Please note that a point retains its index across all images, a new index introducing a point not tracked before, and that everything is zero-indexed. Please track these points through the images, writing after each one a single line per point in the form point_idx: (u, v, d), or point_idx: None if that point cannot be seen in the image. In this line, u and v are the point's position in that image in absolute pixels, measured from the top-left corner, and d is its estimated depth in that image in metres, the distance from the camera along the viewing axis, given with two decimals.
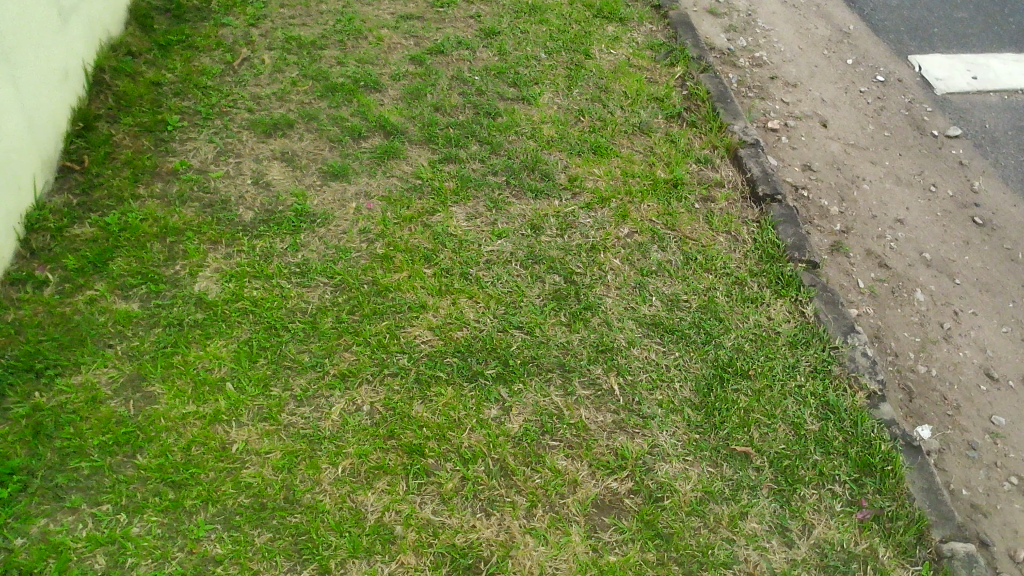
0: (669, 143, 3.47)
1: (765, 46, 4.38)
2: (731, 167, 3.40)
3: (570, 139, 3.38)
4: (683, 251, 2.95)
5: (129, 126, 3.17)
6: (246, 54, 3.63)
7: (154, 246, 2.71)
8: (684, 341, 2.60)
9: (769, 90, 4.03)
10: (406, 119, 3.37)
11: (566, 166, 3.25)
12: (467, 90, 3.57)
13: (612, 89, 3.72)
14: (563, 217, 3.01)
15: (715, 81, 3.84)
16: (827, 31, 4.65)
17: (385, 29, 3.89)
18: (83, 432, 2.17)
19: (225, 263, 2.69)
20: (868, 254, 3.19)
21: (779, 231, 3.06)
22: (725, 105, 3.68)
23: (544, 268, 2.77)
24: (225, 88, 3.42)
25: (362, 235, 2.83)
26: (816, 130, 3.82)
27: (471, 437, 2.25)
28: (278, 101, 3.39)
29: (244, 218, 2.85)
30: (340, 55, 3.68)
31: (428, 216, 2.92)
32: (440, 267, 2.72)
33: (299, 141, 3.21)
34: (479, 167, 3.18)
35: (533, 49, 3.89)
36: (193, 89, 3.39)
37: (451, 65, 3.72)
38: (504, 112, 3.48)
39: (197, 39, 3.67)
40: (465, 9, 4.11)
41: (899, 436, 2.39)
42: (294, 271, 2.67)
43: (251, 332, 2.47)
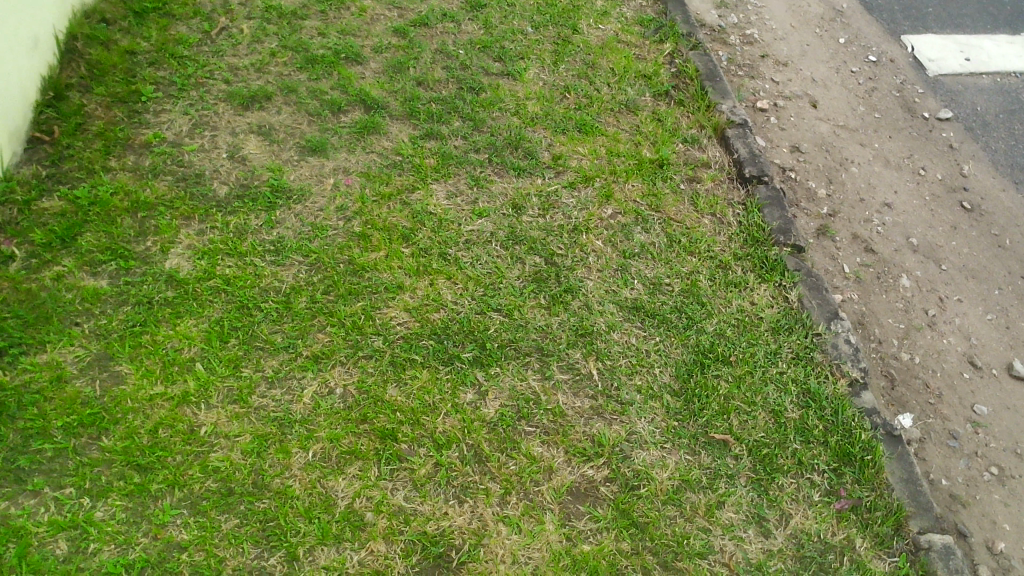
0: (655, 122, 3.41)
1: (756, 23, 4.31)
2: (718, 147, 3.34)
3: (555, 116, 3.31)
4: (667, 234, 2.90)
5: (102, 97, 3.08)
6: (225, 23, 3.53)
7: (125, 221, 2.64)
8: (665, 325, 2.56)
9: (759, 69, 3.96)
10: (387, 94, 3.29)
11: (550, 143, 3.18)
12: (450, 64, 3.49)
13: (600, 65, 3.65)
14: (546, 196, 2.95)
15: (704, 58, 3.77)
16: (820, 9, 4.58)
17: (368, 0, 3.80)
18: (47, 413, 2.11)
19: (198, 239, 2.63)
20: (854, 237, 3.15)
21: (765, 214, 3.01)
22: (713, 84, 3.61)
23: (525, 249, 2.72)
24: (201, 58, 3.33)
25: (339, 212, 2.76)
26: (806, 110, 3.76)
27: (445, 422, 2.21)
28: (256, 72, 3.30)
29: (218, 193, 2.78)
30: (321, 25, 3.59)
31: (408, 194, 2.86)
32: (418, 247, 2.67)
33: (277, 114, 3.13)
34: (461, 143, 3.11)
35: (519, 23, 3.81)
36: (169, 58, 3.30)
37: (435, 38, 3.63)
38: (488, 87, 3.40)
39: (174, 7, 3.57)
40: None
41: (880, 424, 2.36)
42: (269, 249, 2.61)
43: (223, 311, 2.41)
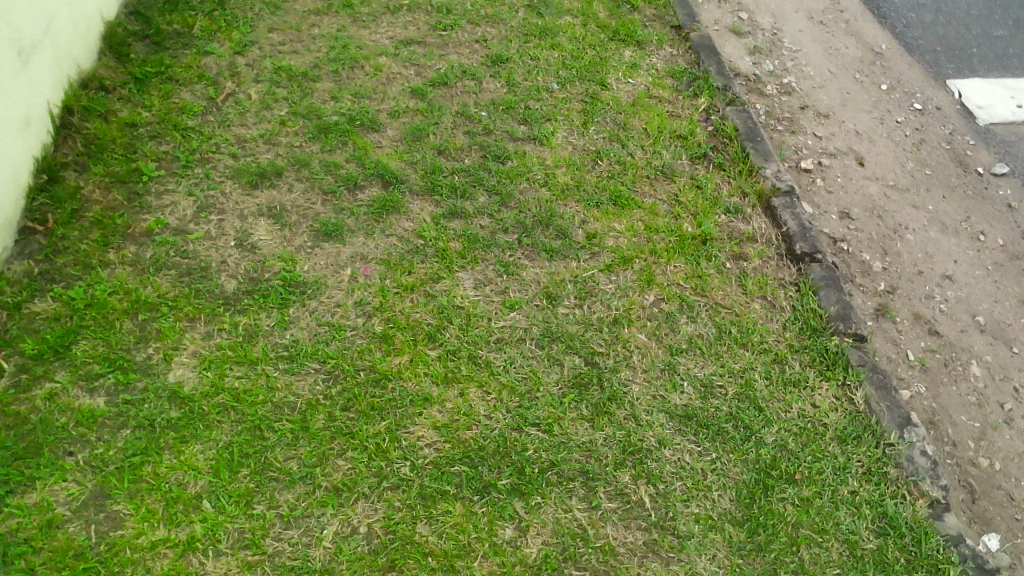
0: (694, 190, 3.17)
1: (793, 70, 4.07)
2: (764, 218, 3.10)
3: (588, 187, 3.08)
4: (716, 323, 2.65)
5: (100, 177, 2.86)
6: (231, 88, 3.32)
7: (124, 325, 2.41)
8: (721, 438, 2.31)
9: (800, 122, 3.72)
10: (406, 165, 3.06)
11: (584, 219, 2.94)
12: (473, 128, 3.26)
13: (632, 125, 3.41)
14: (582, 282, 2.71)
15: (743, 115, 3.52)
16: (858, 51, 4.33)
17: (383, 57, 3.58)
18: (35, 569, 1.88)
19: (204, 345, 2.39)
20: (916, 318, 2.90)
21: (821, 297, 2.76)
22: (754, 144, 3.36)
23: (562, 348, 2.48)
24: (206, 129, 3.10)
25: (358, 308, 2.53)
26: (852, 169, 3.51)
27: (483, 568, 1.97)
28: (266, 144, 3.08)
29: (226, 288, 2.55)
30: (334, 88, 3.37)
31: (432, 284, 2.63)
32: (446, 349, 2.43)
33: (289, 193, 2.90)
34: (487, 222, 2.87)
35: (544, 79, 3.58)
36: (171, 130, 3.07)
37: (455, 99, 3.41)
38: (514, 154, 3.18)
39: (177, 71, 3.37)
40: (470, 32, 3.80)
41: (969, 556, 2.12)
42: (282, 355, 2.37)
43: (232, 434, 2.17)
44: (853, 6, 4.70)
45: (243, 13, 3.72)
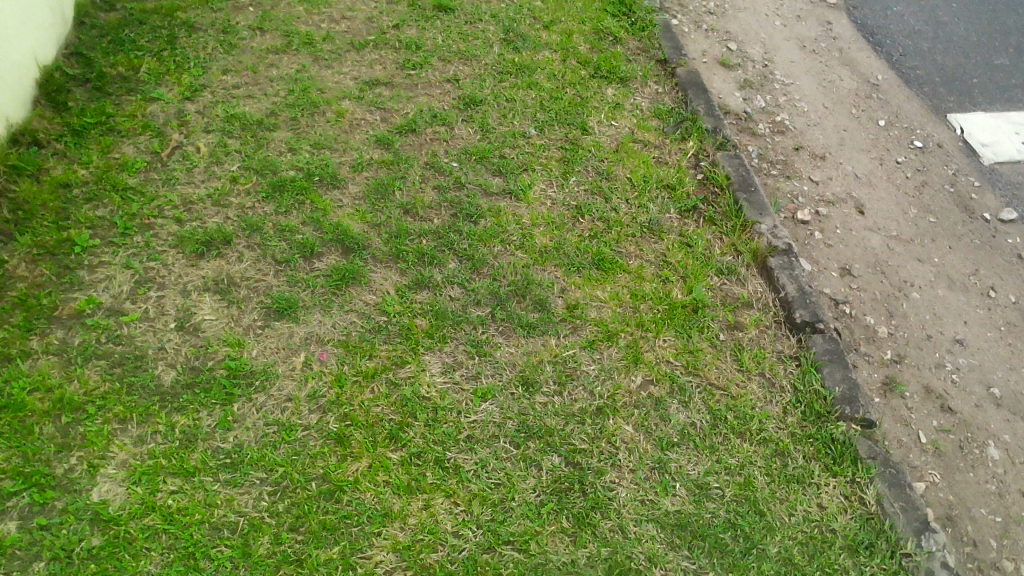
0: (684, 249, 2.92)
1: (785, 106, 3.83)
2: (760, 280, 2.85)
3: (568, 248, 2.82)
4: (710, 408, 2.40)
5: (26, 248, 2.57)
6: (178, 139, 3.04)
7: (44, 430, 2.13)
8: (718, 552, 2.06)
9: (795, 166, 3.48)
10: (369, 227, 2.79)
11: (564, 287, 2.69)
12: (443, 182, 3.00)
13: (616, 174, 3.16)
14: (562, 363, 2.45)
15: (735, 161, 3.27)
16: (854, 83, 4.10)
17: (346, 100, 3.31)
18: None
19: (135, 452, 2.12)
20: (927, 391, 2.65)
21: (825, 375, 2.51)
22: (748, 195, 3.11)
23: (540, 446, 2.22)
24: (149, 189, 2.82)
25: (312, 402, 2.26)
26: (852, 218, 3.27)
27: None
28: (214, 205, 2.80)
29: (163, 381, 2.28)
30: (291, 138, 3.10)
31: (395, 370, 2.36)
32: (409, 450, 2.17)
33: (238, 262, 2.63)
34: (458, 293, 2.61)
35: (521, 123, 3.32)
36: (110, 191, 2.79)
37: (424, 148, 3.15)
38: (488, 212, 2.92)
39: (120, 120, 3.09)
40: (441, 71, 3.54)
41: None
42: (224, 463, 2.10)
43: (163, 565, 1.90)
44: (846, 33, 4.48)
45: (194, 53, 3.44)
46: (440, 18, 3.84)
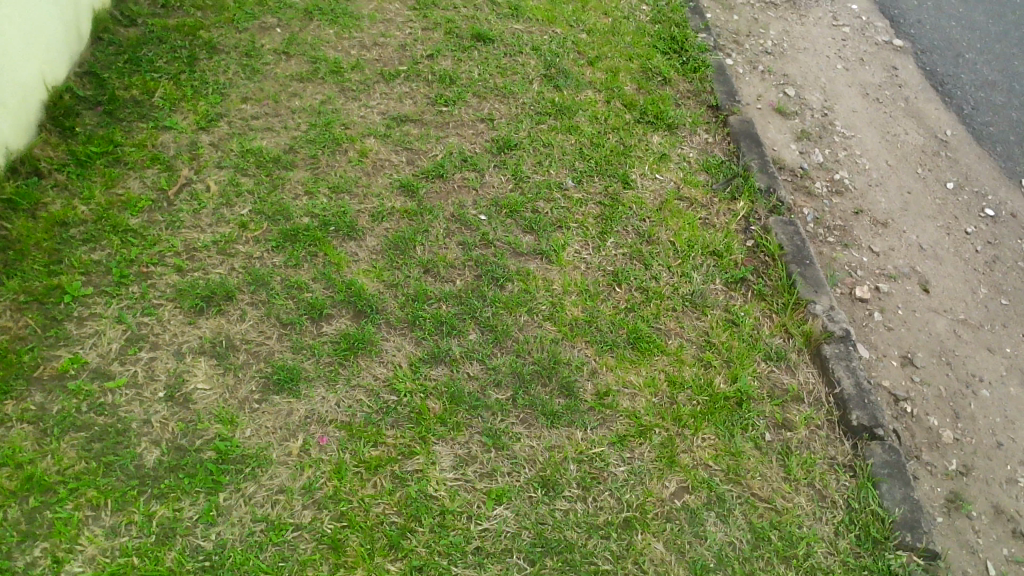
0: (729, 328, 2.65)
1: (845, 162, 3.53)
2: (812, 369, 2.57)
3: (601, 322, 2.56)
4: (752, 525, 2.13)
5: (12, 294, 2.37)
6: (188, 176, 2.83)
7: (7, 514, 1.92)
8: None
9: (853, 232, 3.19)
10: (384, 287, 2.56)
11: (594, 368, 2.43)
12: (468, 238, 2.76)
13: (657, 237, 2.90)
14: (588, 461, 2.19)
15: (789, 228, 2.99)
16: (920, 138, 3.80)
17: (371, 138, 3.08)
18: None
19: (104, 546, 1.90)
20: (997, 511, 2.36)
21: (884, 492, 2.23)
22: (802, 269, 2.84)
23: (558, 564, 1.96)
24: (151, 231, 2.61)
25: (306, 496, 2.03)
26: (915, 296, 2.98)
27: None
28: (218, 253, 2.58)
29: (144, 460, 2.06)
30: (310, 179, 2.88)
31: (402, 462, 2.12)
32: (411, 563, 1.92)
33: (240, 321, 2.41)
34: (477, 371, 2.37)
35: (557, 172, 3.08)
36: (109, 232, 2.59)
37: (450, 197, 2.91)
38: (515, 274, 2.66)
39: (128, 151, 2.89)
40: (474, 108, 3.30)
41: None
42: (202, 567, 1.88)
43: None
44: (912, 81, 4.17)
45: (214, 77, 3.24)
46: (478, 48, 3.60)
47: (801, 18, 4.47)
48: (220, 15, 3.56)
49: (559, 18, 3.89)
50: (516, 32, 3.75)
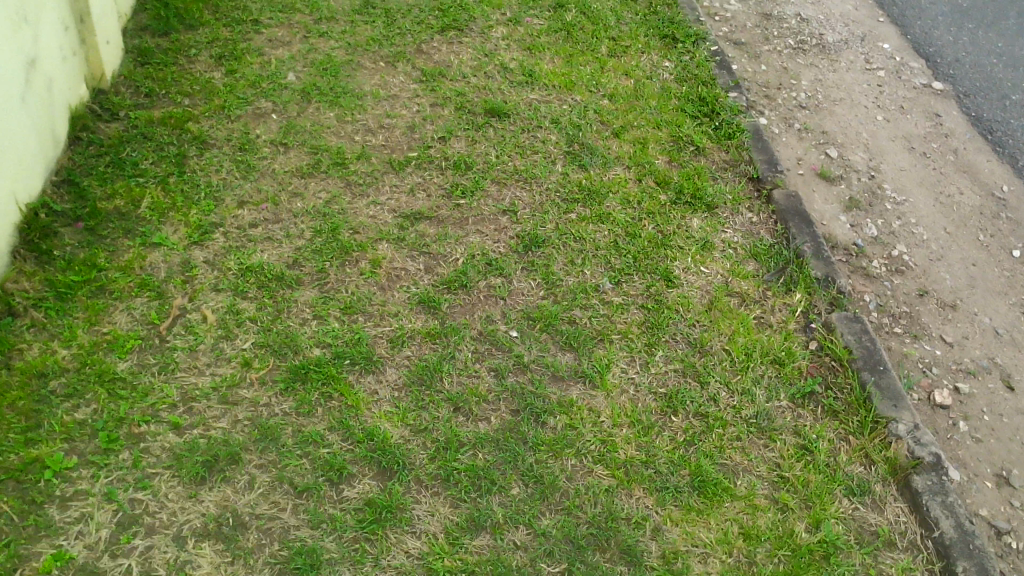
0: (803, 456, 2.33)
1: (901, 233, 3.23)
2: (902, 504, 2.26)
3: (659, 461, 2.25)
4: None
5: None
6: (182, 304, 2.52)
7: None
8: None
9: (921, 320, 2.88)
10: (410, 433, 2.24)
11: (657, 524, 2.12)
12: (501, 362, 2.45)
13: (711, 345, 2.58)
14: None
15: (855, 325, 2.68)
16: (976, 197, 3.49)
17: (383, 243, 2.77)
18: None
19: None
20: None
21: None
22: (876, 378, 2.52)
23: None
24: (142, 378, 2.29)
25: None
26: (1000, 396, 2.67)
27: None
28: (219, 402, 2.26)
29: None
30: (318, 299, 2.57)
31: None
32: None
33: (249, 490, 2.09)
34: (524, 538, 2.05)
35: (592, 272, 2.77)
36: (94, 383, 2.26)
37: (476, 310, 2.60)
38: (557, 405, 2.35)
39: (112, 276, 2.57)
40: (494, 198, 3.00)
41: None
42: None
43: None
44: (958, 129, 3.88)
45: (207, 179, 2.93)
46: (492, 125, 3.31)
47: (832, 63, 4.18)
48: (210, 102, 3.26)
49: (578, 84, 3.60)
50: (532, 103, 3.46)
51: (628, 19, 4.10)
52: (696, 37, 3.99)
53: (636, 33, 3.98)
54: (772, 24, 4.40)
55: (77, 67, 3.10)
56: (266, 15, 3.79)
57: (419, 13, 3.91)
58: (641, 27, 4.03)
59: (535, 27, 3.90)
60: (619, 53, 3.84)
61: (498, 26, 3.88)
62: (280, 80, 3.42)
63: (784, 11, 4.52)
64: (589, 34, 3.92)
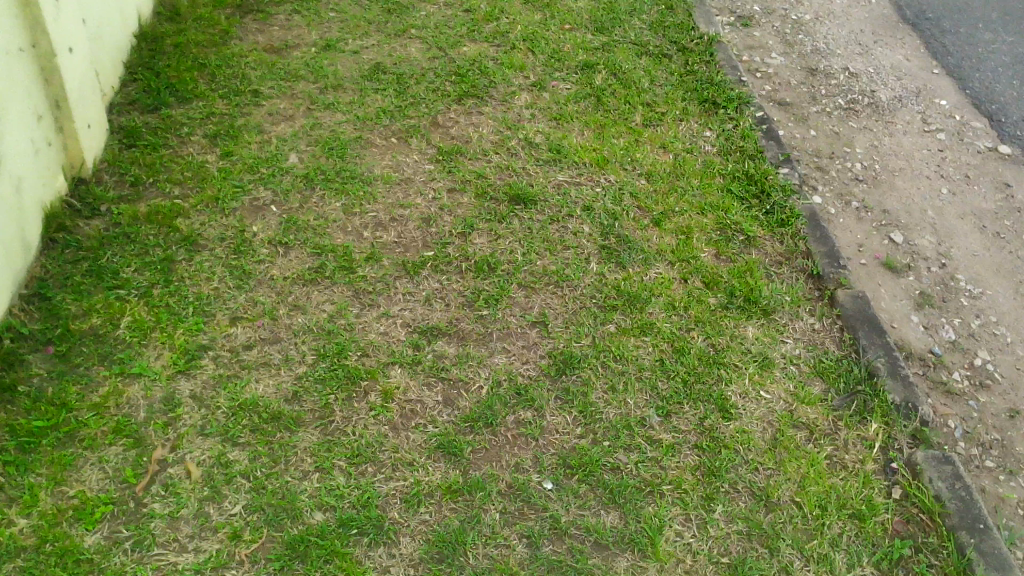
0: None
1: (982, 335, 2.84)
2: None
3: None
4: None
5: None
6: (163, 454, 2.17)
7: None
8: None
9: (1016, 450, 2.49)
10: None
11: None
12: (534, 525, 2.08)
13: (780, 497, 2.21)
14: None
15: (945, 468, 2.29)
16: None
17: (396, 369, 2.42)
18: None
19: None
20: None
21: None
22: (977, 540, 2.14)
23: None
24: (112, 559, 1.94)
25: None
26: None
27: None
28: None
29: None
30: (321, 445, 2.21)
31: None
32: None
33: None
34: None
35: (636, 400, 2.40)
36: (55, 566, 1.91)
37: (504, 455, 2.24)
38: None
39: (84, 418, 2.22)
40: (522, 307, 2.64)
41: None
42: None
43: None
44: None
45: (196, 289, 2.59)
46: (517, 215, 2.96)
47: (887, 125, 3.81)
48: (203, 193, 2.92)
49: (611, 161, 3.25)
50: (561, 185, 3.11)
51: (663, 79, 3.74)
52: (738, 100, 3.63)
53: (672, 97, 3.62)
54: (818, 80, 4.04)
55: (52, 157, 2.77)
56: (267, 84, 3.46)
57: (434, 78, 3.57)
58: (677, 89, 3.68)
59: (562, 93, 3.56)
60: (655, 122, 3.48)
61: (520, 92, 3.54)
62: (281, 162, 3.08)
63: (830, 65, 4.16)
64: (621, 99, 3.57)
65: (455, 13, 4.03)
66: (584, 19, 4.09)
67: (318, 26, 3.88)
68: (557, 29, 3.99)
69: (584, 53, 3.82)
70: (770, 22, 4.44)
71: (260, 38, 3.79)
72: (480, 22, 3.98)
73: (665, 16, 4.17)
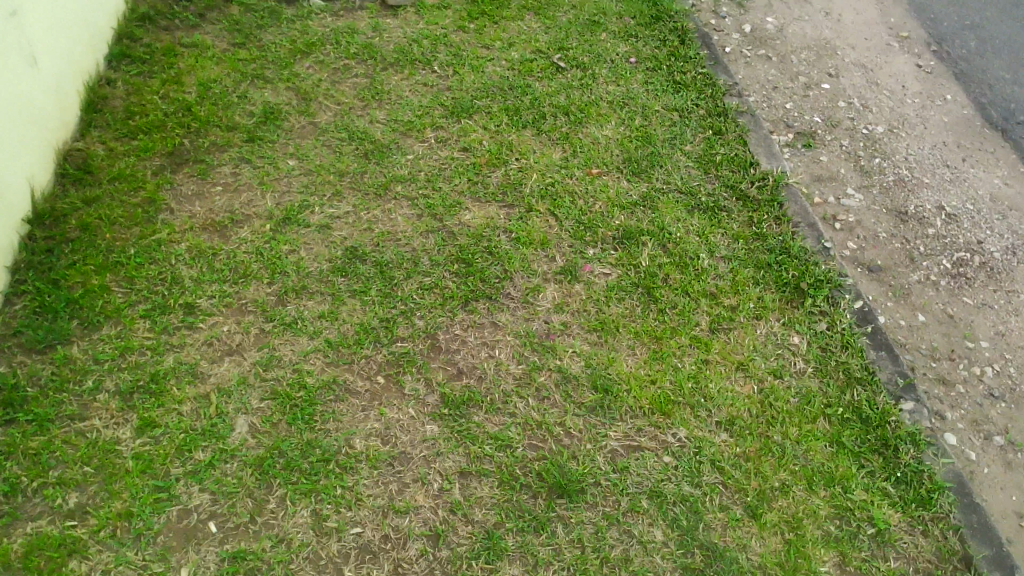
0: None
1: None
2: None
3: None
4: None
5: None
6: None
7: None
8: None
9: None
10: None
11: None
12: None
13: None
14: None
15: None
16: None
17: None
18: None
19: None
20: None
21: None
22: None
23: None
24: None
25: None
26: None
27: None
28: None
29: None
30: None
31: None
32: None
33: None
34: None
35: None
36: None
37: None
38: None
39: None
40: None
41: None
42: None
43: None
44: None
45: None
46: (560, 518, 2.10)
47: (1009, 297, 2.98)
48: (111, 506, 2.03)
49: (677, 400, 2.39)
50: (615, 453, 2.25)
51: (725, 248, 2.89)
52: (827, 282, 2.79)
53: (742, 279, 2.77)
54: (912, 229, 3.21)
55: None
56: (206, 291, 2.57)
57: (430, 268, 2.70)
58: (745, 266, 2.83)
59: (599, 284, 2.70)
60: (725, 324, 2.63)
61: (545, 285, 2.68)
62: (224, 437, 2.19)
63: (922, 203, 3.33)
64: (677, 288, 2.71)
65: (451, 154, 3.15)
66: (615, 156, 3.22)
67: (275, 183, 2.99)
68: (583, 175, 3.12)
69: (621, 214, 2.96)
70: (837, 139, 3.61)
71: (197, 205, 2.89)
72: (484, 167, 3.11)
73: (714, 146, 3.32)
